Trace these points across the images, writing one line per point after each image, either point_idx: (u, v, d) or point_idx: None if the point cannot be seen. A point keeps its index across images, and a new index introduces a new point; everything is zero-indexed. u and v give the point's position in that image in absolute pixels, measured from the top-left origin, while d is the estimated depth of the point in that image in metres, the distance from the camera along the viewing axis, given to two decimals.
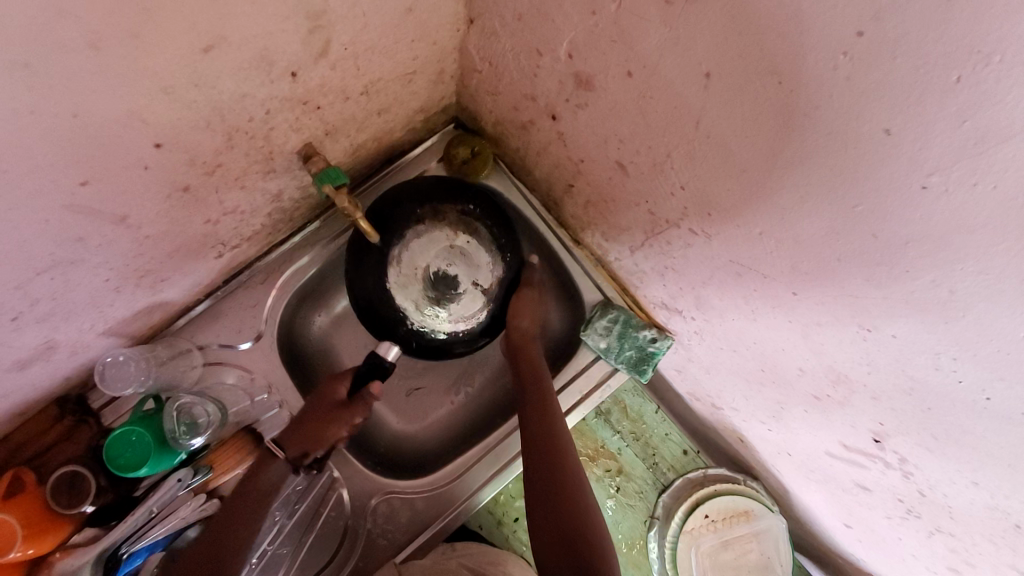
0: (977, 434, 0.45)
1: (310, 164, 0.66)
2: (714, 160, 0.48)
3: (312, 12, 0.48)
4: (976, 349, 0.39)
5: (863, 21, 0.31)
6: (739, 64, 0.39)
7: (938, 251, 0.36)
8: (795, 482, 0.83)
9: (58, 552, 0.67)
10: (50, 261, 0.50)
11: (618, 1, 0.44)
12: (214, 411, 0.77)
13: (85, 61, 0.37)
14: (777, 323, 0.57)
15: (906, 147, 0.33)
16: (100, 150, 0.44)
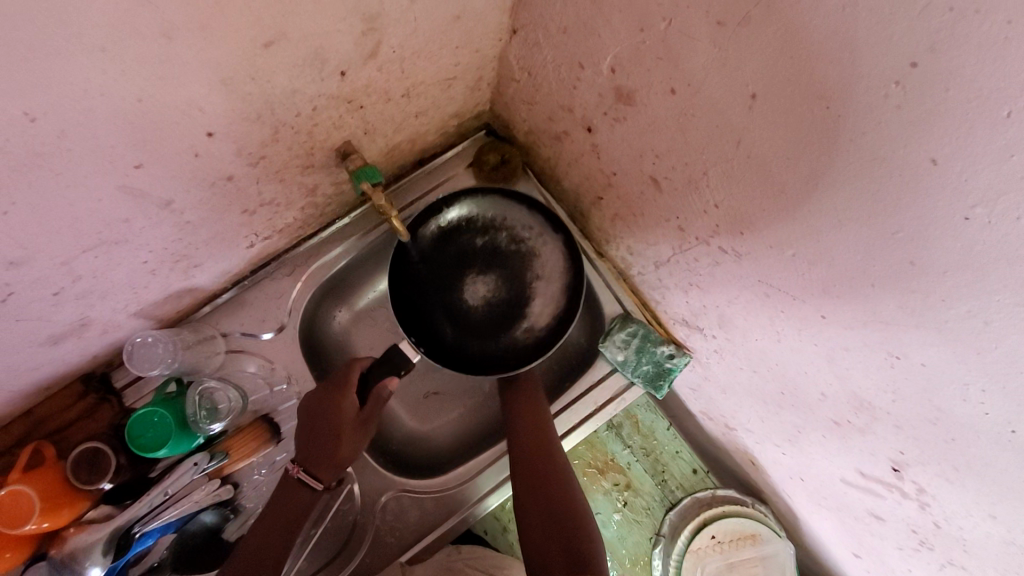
0: (1002, 469, 0.44)
1: (348, 161, 0.68)
2: (751, 180, 0.49)
3: (367, 15, 0.49)
4: (1005, 382, 0.39)
5: (919, 52, 0.31)
6: (786, 87, 0.40)
7: (977, 282, 0.36)
8: (806, 508, 0.83)
9: (74, 527, 0.68)
10: (97, 239, 0.52)
11: (668, 20, 0.45)
12: (235, 398, 0.78)
13: (156, 49, 0.39)
14: (802, 345, 0.57)
15: (952, 177, 0.34)
16: (156, 136, 0.46)
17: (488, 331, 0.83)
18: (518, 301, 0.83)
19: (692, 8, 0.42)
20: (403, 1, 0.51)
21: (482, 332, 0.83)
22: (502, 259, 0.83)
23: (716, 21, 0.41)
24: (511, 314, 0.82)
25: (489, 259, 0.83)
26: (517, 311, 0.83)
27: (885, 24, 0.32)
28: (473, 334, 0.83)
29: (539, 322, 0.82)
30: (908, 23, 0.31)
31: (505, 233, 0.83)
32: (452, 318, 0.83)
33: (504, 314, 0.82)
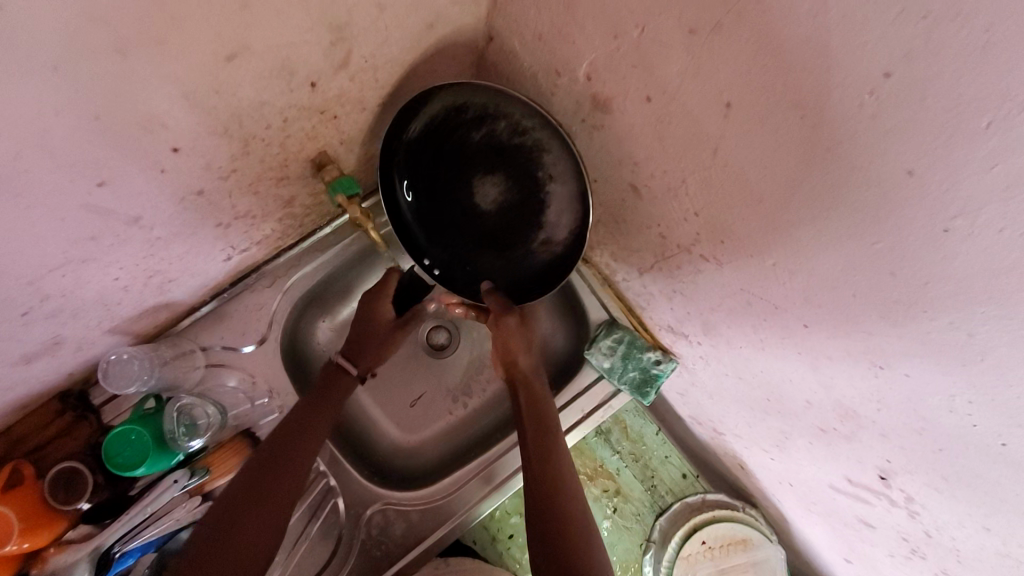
0: (991, 479, 0.44)
1: (322, 172, 0.67)
2: (730, 189, 0.48)
3: (335, 25, 0.48)
4: (993, 394, 0.38)
5: (893, 62, 0.30)
6: (761, 95, 0.39)
7: (960, 293, 0.36)
8: (796, 513, 0.82)
9: (53, 548, 0.67)
10: (63, 258, 0.50)
11: (641, 28, 0.44)
12: (214, 413, 0.77)
13: (111, 65, 0.37)
14: (786, 353, 0.57)
15: (932, 189, 0.33)
16: (119, 153, 0.45)
17: (499, 240, 0.75)
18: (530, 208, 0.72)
19: (665, 15, 0.42)
20: (372, 10, 0.50)
21: (496, 240, 0.75)
22: (505, 156, 0.70)
23: (689, 29, 0.40)
24: (525, 221, 0.72)
25: (491, 157, 0.71)
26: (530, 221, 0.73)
27: (859, 33, 0.31)
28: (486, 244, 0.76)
29: (557, 235, 0.72)
30: (882, 32, 0.30)
31: (503, 123, 0.67)
32: (462, 227, 0.76)
33: (516, 221, 0.73)
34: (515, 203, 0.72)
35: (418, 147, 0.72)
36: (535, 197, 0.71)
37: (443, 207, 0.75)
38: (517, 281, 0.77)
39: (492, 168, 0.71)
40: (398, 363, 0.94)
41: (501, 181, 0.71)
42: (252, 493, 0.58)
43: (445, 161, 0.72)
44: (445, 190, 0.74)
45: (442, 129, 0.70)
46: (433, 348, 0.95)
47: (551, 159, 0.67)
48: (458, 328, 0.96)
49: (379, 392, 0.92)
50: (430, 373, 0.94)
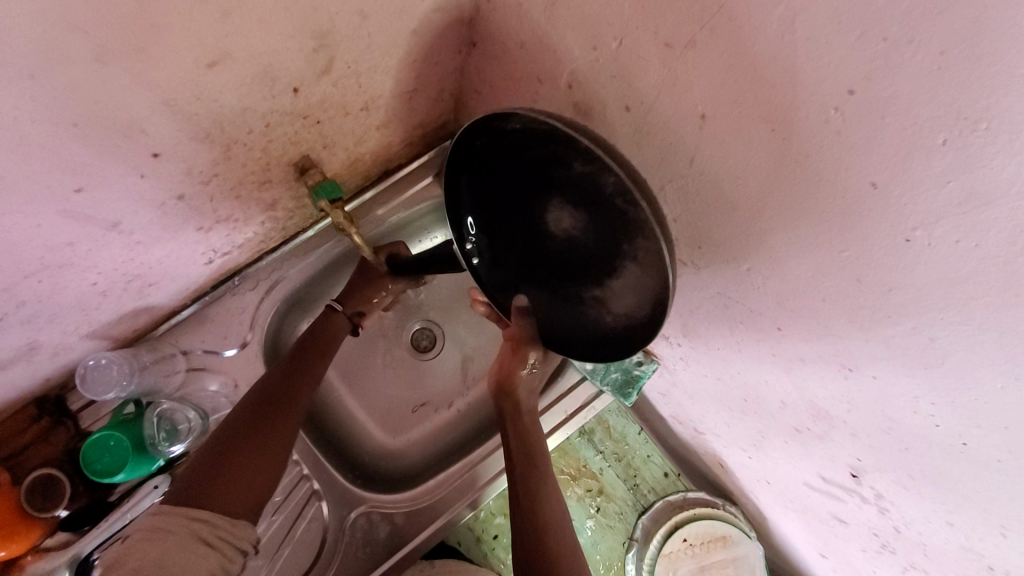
0: (954, 476, 0.46)
1: (306, 176, 0.67)
2: (706, 197, 0.49)
3: (318, 32, 0.48)
4: (954, 396, 0.40)
5: (854, 80, 0.32)
6: (734, 109, 0.40)
7: (920, 300, 0.37)
8: (773, 510, 0.84)
9: (30, 555, 0.67)
10: (38, 264, 0.50)
11: (620, 40, 0.45)
12: (195, 418, 0.76)
13: (92, 72, 0.37)
14: (762, 355, 0.58)
15: (892, 202, 0.34)
16: (97, 160, 0.44)
17: (544, 284, 0.65)
18: (595, 274, 0.56)
19: (643, 28, 0.42)
20: (355, 18, 0.50)
21: (544, 279, 0.64)
22: (597, 207, 0.51)
23: (666, 43, 0.42)
24: (581, 283, 0.59)
25: (583, 193, 0.52)
26: (593, 273, 0.56)
27: (824, 53, 0.32)
28: (528, 278, 0.67)
29: (619, 305, 0.56)
30: (845, 53, 0.31)
31: (612, 178, 0.48)
32: (510, 259, 0.67)
33: (556, 276, 0.62)
34: (587, 254, 0.56)
35: (497, 149, 0.59)
36: (613, 261, 0.53)
37: (500, 228, 0.66)
38: (550, 326, 0.68)
39: (576, 205, 0.53)
40: (383, 364, 0.94)
41: (580, 222, 0.54)
42: (250, 430, 0.61)
43: (519, 175, 0.58)
44: (507, 211, 0.63)
45: (536, 139, 0.53)
46: (417, 352, 0.95)
47: (644, 245, 0.49)
48: (441, 330, 0.96)
49: (366, 395, 0.93)
50: (414, 376, 0.95)
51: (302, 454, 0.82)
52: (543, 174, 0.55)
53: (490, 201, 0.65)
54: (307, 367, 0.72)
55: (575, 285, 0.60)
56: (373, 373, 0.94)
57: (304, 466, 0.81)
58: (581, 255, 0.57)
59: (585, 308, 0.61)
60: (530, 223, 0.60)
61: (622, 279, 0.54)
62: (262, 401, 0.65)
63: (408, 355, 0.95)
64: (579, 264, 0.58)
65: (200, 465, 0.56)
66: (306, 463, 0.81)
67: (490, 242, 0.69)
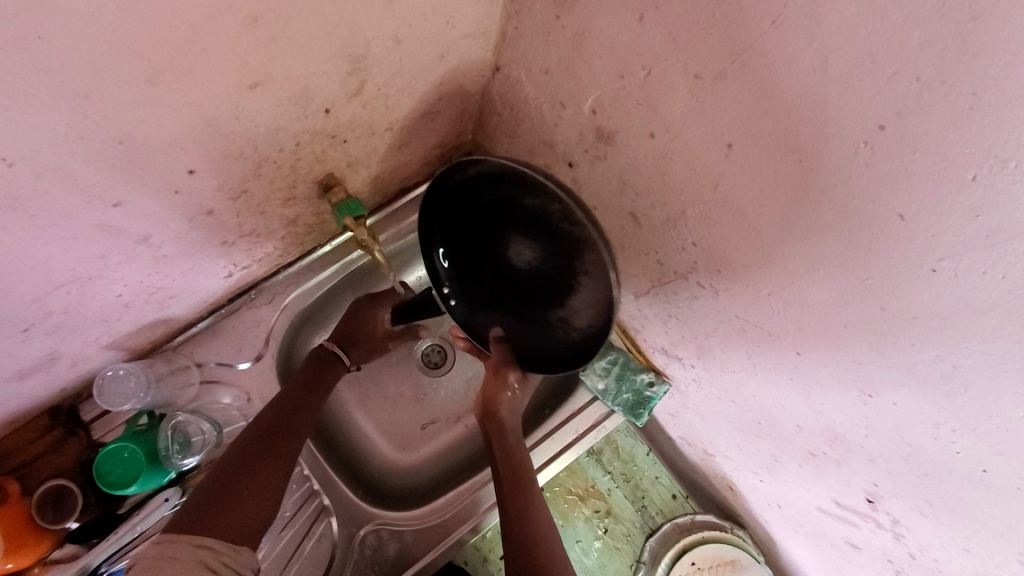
0: (972, 503, 0.46)
1: (330, 194, 0.68)
2: (727, 222, 0.50)
3: (353, 56, 0.50)
4: (974, 424, 0.41)
5: (886, 116, 0.33)
6: (761, 139, 0.41)
7: (944, 328, 0.38)
8: (783, 534, 0.83)
9: (37, 568, 0.65)
10: (70, 276, 0.50)
11: (648, 70, 0.47)
12: (210, 429, 0.76)
13: (142, 92, 0.38)
14: (778, 378, 0.59)
15: (920, 232, 0.35)
16: (136, 175, 0.45)
17: (515, 313, 0.67)
18: (556, 297, 0.59)
19: (672, 60, 0.44)
20: (389, 43, 0.51)
21: (512, 307, 0.67)
22: (549, 231, 0.56)
23: (695, 74, 0.43)
24: (545, 304, 0.61)
25: (536, 223, 0.57)
26: (554, 294, 0.60)
27: (856, 89, 0.34)
28: (498, 309, 0.69)
29: (582, 321, 0.58)
30: (876, 90, 0.33)
31: (555, 206, 0.53)
32: (480, 291, 0.69)
33: (522, 302, 0.64)
34: (547, 278, 0.59)
35: (461, 196, 0.64)
36: (567, 280, 0.57)
37: (468, 264, 0.69)
38: (527, 355, 0.69)
39: (532, 232, 0.58)
40: (393, 380, 0.94)
41: (536, 250, 0.59)
42: (252, 460, 0.62)
43: (481, 211, 0.63)
44: (476, 250, 0.66)
45: (489, 180, 0.59)
46: (428, 368, 0.96)
47: (591, 259, 0.53)
48: (452, 347, 0.97)
49: (376, 411, 0.93)
50: (424, 393, 0.95)
51: (311, 467, 0.81)
52: (502, 209, 0.60)
53: (458, 239, 0.68)
54: (312, 397, 0.72)
55: (542, 312, 0.63)
56: (384, 388, 0.94)
57: (313, 481, 0.81)
58: (542, 282, 0.60)
59: (553, 328, 0.63)
60: (495, 254, 0.64)
61: (580, 293, 0.57)
62: (266, 431, 0.66)
63: (418, 371, 0.95)
64: (540, 287, 0.61)
65: (204, 495, 0.57)
66: (315, 477, 0.81)
67: (463, 277, 0.71)
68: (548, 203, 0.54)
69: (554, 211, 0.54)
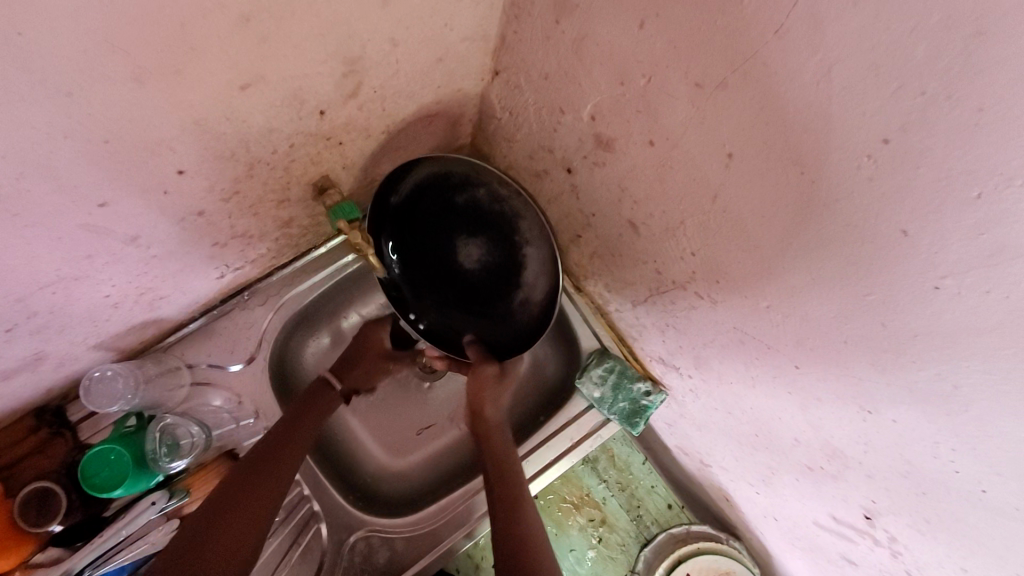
0: (971, 524, 0.45)
1: (325, 196, 0.67)
2: (727, 233, 0.49)
3: (349, 58, 0.49)
4: (975, 444, 0.40)
5: (890, 129, 0.32)
6: (762, 150, 0.40)
7: (946, 346, 0.37)
8: (779, 547, 0.82)
9: (19, 571, 0.63)
10: (55, 276, 0.49)
11: (648, 77, 0.46)
12: (198, 433, 0.74)
13: (128, 91, 0.38)
14: (776, 393, 0.58)
15: (923, 249, 0.34)
16: (123, 176, 0.44)
17: (481, 306, 0.76)
18: (511, 270, 0.74)
19: (672, 67, 0.43)
20: (386, 45, 0.50)
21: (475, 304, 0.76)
22: (487, 219, 0.73)
23: (695, 83, 0.42)
24: (505, 279, 0.74)
25: (471, 217, 0.73)
26: (508, 272, 0.74)
27: (859, 102, 0.33)
28: (465, 309, 0.76)
29: (539, 282, 0.73)
30: (880, 103, 0.32)
31: (485, 190, 0.72)
32: (448, 295, 0.76)
33: (488, 284, 0.75)
34: (499, 258, 0.74)
35: (405, 212, 0.74)
36: (513, 254, 0.73)
37: (425, 272, 0.76)
38: (503, 341, 0.77)
39: (473, 227, 0.73)
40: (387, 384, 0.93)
41: (481, 242, 0.74)
42: (234, 498, 0.59)
43: (424, 226, 0.74)
44: (432, 260, 0.75)
45: (428, 189, 0.73)
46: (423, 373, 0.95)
47: (528, 224, 0.72)
48: None
49: (371, 416, 0.92)
50: (417, 396, 0.94)
51: (303, 472, 0.80)
52: (446, 213, 0.74)
53: (408, 252, 0.75)
54: (300, 423, 0.70)
55: (500, 295, 0.75)
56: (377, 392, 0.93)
57: (303, 487, 0.80)
58: (495, 267, 0.74)
59: (513, 307, 0.75)
60: (449, 258, 0.75)
61: (530, 261, 0.73)
62: (249, 464, 0.63)
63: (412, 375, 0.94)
64: (495, 270, 0.74)
65: (178, 545, 0.54)
66: (306, 483, 0.80)
67: (424, 286, 0.76)
68: (482, 192, 0.73)
69: (488, 193, 0.72)
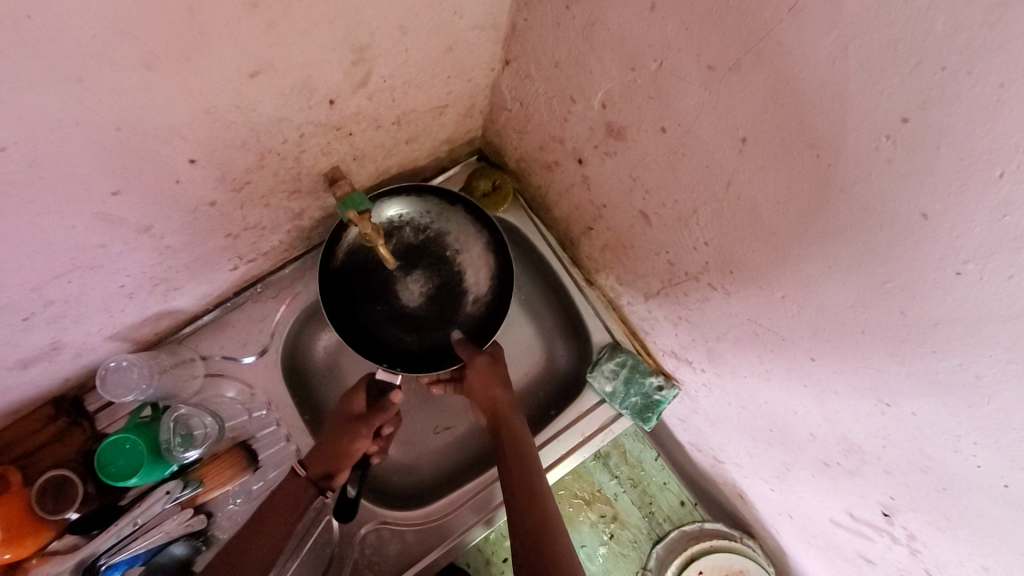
0: (994, 521, 0.43)
1: (335, 188, 0.67)
2: (741, 221, 0.48)
3: (358, 46, 0.49)
4: (999, 438, 0.38)
5: (909, 108, 0.31)
6: (777, 134, 0.40)
7: (968, 334, 0.36)
8: (794, 546, 0.81)
9: (35, 559, 0.64)
10: (70, 265, 0.50)
11: (659, 61, 0.45)
12: (211, 424, 0.76)
13: (138, 77, 0.38)
14: (792, 386, 0.57)
15: (944, 233, 0.33)
16: (135, 164, 0.45)
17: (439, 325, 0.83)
18: (457, 277, 0.82)
19: (683, 50, 0.42)
20: (395, 33, 0.50)
21: (434, 325, 0.83)
22: (418, 251, 0.81)
23: (707, 66, 0.41)
24: (455, 290, 0.82)
25: (403, 254, 0.81)
26: (456, 284, 0.82)
27: (877, 80, 0.32)
28: (423, 333, 0.82)
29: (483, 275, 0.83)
30: (899, 80, 0.31)
31: (408, 227, 0.81)
32: (404, 326, 0.82)
33: (444, 304, 0.82)
34: (442, 277, 0.82)
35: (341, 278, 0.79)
36: (453, 267, 0.82)
37: (377, 317, 0.81)
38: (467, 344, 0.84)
39: (409, 264, 0.81)
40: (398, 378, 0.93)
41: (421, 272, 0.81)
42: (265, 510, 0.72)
43: (365, 282, 0.80)
44: (380, 307, 0.81)
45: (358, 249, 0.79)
46: None
47: (455, 235, 0.82)
48: None
49: None
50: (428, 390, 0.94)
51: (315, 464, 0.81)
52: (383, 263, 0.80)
53: (354, 308, 0.80)
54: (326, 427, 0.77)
55: (453, 308, 0.83)
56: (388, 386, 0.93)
57: None
58: (440, 288, 0.82)
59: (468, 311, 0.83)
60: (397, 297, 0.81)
61: (470, 264, 0.82)
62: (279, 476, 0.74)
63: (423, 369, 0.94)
64: (448, 285, 0.82)
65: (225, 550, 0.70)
66: None
67: (380, 329, 0.81)
68: (408, 231, 0.81)
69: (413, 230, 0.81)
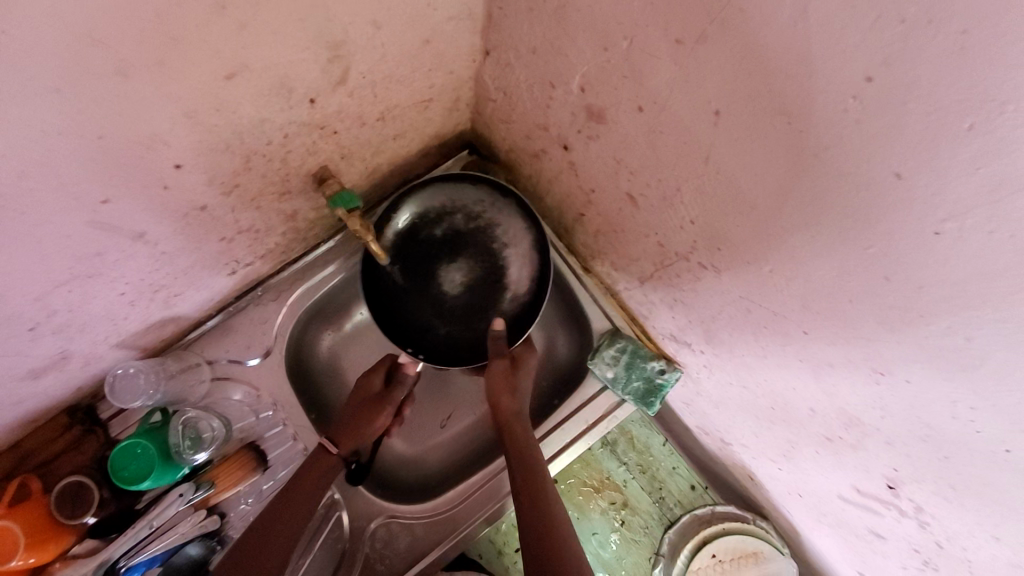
0: (997, 486, 0.43)
1: (324, 187, 0.67)
2: (723, 197, 0.48)
3: (332, 42, 0.49)
4: (995, 400, 0.38)
5: (873, 65, 0.30)
6: (749, 104, 0.39)
7: (955, 295, 0.35)
8: (807, 525, 0.80)
9: (59, 562, 0.67)
10: (69, 274, 0.51)
11: (630, 39, 0.45)
12: (219, 426, 0.77)
13: (114, 85, 0.39)
14: (789, 361, 0.56)
15: (919, 191, 0.33)
16: (122, 171, 0.46)
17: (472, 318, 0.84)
18: (498, 273, 0.83)
19: (651, 25, 0.42)
20: (368, 28, 0.51)
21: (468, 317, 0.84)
22: (465, 239, 0.83)
23: (676, 39, 0.41)
24: (493, 285, 0.83)
25: (453, 241, 0.83)
26: (496, 278, 0.83)
27: (839, 40, 0.31)
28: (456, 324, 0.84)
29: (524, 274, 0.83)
30: (861, 38, 0.30)
31: (461, 214, 0.83)
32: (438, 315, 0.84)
33: (480, 297, 0.84)
34: (483, 269, 0.83)
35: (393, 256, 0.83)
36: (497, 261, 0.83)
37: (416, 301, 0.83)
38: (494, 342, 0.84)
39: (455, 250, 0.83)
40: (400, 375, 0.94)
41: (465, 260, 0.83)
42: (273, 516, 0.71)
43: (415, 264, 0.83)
44: (423, 292, 0.84)
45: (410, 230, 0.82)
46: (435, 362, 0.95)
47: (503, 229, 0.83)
48: None
49: None
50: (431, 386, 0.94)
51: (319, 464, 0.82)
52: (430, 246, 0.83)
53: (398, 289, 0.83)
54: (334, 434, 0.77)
55: (488, 303, 0.84)
56: None
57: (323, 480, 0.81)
58: (479, 279, 0.83)
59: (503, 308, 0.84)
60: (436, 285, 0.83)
61: (513, 260, 0.83)
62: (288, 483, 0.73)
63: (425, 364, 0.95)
64: (485, 278, 0.83)
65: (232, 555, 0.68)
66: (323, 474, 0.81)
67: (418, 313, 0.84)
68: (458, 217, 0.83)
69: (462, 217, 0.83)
